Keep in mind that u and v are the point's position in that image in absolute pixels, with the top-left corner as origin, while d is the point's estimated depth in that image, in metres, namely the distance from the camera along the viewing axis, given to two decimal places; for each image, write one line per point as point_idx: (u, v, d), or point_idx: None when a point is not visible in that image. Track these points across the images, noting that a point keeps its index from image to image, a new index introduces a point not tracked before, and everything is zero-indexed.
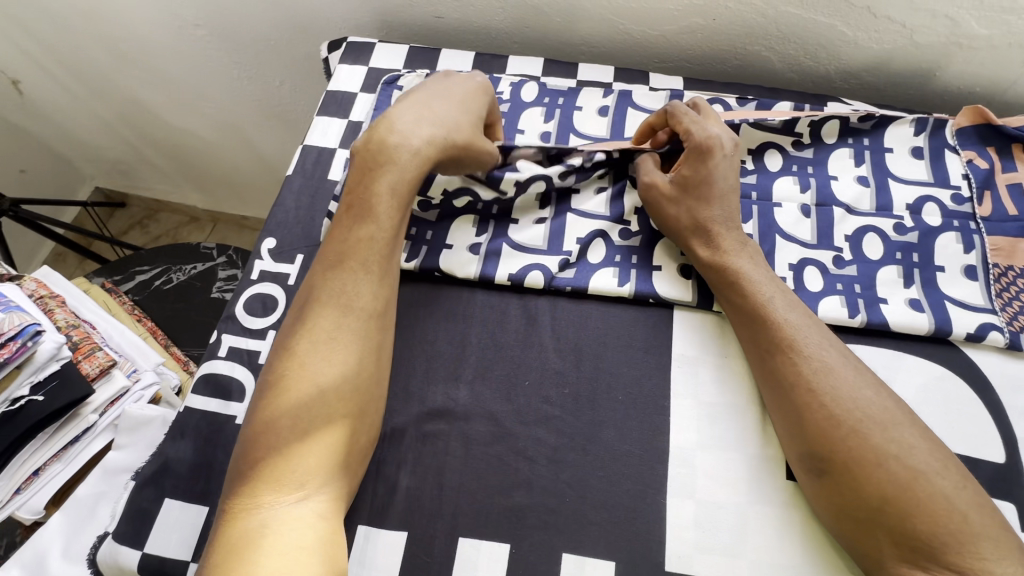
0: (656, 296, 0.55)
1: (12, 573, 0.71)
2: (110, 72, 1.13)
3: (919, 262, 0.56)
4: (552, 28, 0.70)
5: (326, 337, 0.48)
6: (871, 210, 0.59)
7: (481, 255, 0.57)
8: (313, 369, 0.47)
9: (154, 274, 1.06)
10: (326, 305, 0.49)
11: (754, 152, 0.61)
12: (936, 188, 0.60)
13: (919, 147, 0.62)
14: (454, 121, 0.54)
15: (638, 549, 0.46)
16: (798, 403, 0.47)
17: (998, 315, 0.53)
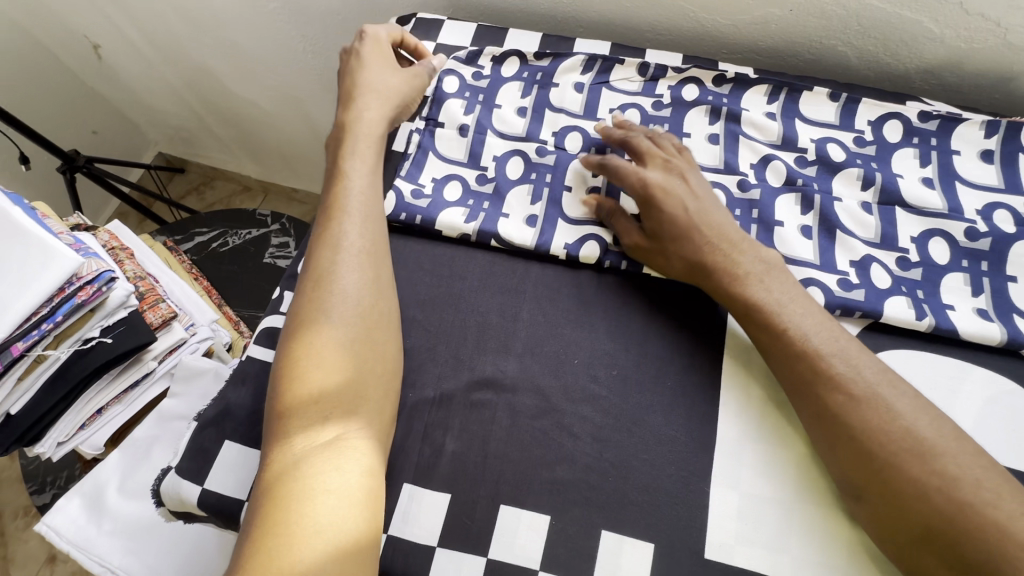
0: None
1: (73, 501, 0.76)
2: (182, 41, 1.18)
3: (987, 271, 0.53)
4: (621, 12, 0.70)
5: (337, 287, 0.50)
6: (942, 211, 0.56)
7: (538, 226, 0.58)
8: (327, 316, 0.49)
9: (212, 236, 1.11)
10: (327, 256, 0.52)
11: (813, 143, 0.60)
12: (1007, 194, 0.57)
13: (991, 150, 0.59)
14: (386, 85, 0.61)
15: (679, 534, 0.46)
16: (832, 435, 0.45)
17: None
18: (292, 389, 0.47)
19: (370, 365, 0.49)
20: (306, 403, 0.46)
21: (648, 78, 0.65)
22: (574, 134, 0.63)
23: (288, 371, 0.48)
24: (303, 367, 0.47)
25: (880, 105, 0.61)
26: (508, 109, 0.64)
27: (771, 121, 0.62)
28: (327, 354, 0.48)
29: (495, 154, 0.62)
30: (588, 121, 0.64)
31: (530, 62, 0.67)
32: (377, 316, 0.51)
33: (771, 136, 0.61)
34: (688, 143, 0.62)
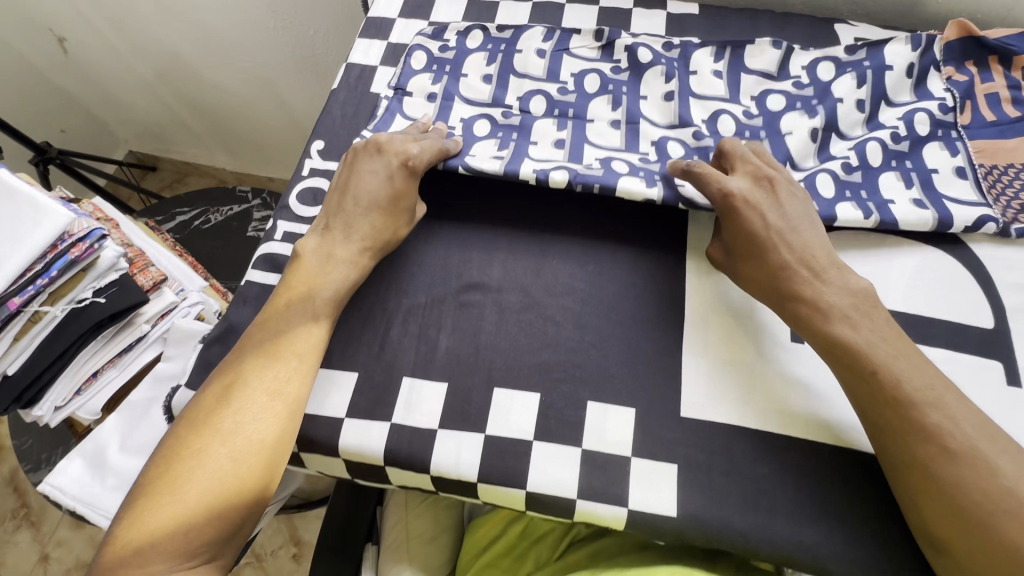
0: (684, 201, 0.56)
1: (74, 461, 0.77)
2: (150, 28, 1.20)
3: (911, 168, 0.60)
4: None
5: (262, 356, 0.50)
6: (864, 132, 0.62)
7: (506, 159, 0.58)
8: (231, 424, 0.48)
9: (193, 215, 1.13)
10: (254, 355, 0.50)
11: (755, 97, 0.64)
12: (924, 102, 0.63)
13: (913, 63, 0.64)
14: (388, 180, 0.56)
15: (656, 398, 0.51)
16: (894, 444, 0.45)
17: (993, 209, 0.57)
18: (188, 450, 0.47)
19: (264, 454, 0.47)
20: (191, 468, 0.46)
21: (604, 43, 0.67)
22: (538, 97, 0.64)
23: (197, 428, 0.48)
24: (210, 426, 0.48)
25: (812, 50, 0.66)
26: (473, 77, 0.65)
27: (718, 79, 0.65)
28: (228, 422, 0.48)
29: (460, 117, 0.63)
30: (547, 83, 0.65)
31: (491, 34, 0.68)
32: (290, 398, 0.50)
33: (719, 91, 0.64)
34: (645, 104, 0.64)
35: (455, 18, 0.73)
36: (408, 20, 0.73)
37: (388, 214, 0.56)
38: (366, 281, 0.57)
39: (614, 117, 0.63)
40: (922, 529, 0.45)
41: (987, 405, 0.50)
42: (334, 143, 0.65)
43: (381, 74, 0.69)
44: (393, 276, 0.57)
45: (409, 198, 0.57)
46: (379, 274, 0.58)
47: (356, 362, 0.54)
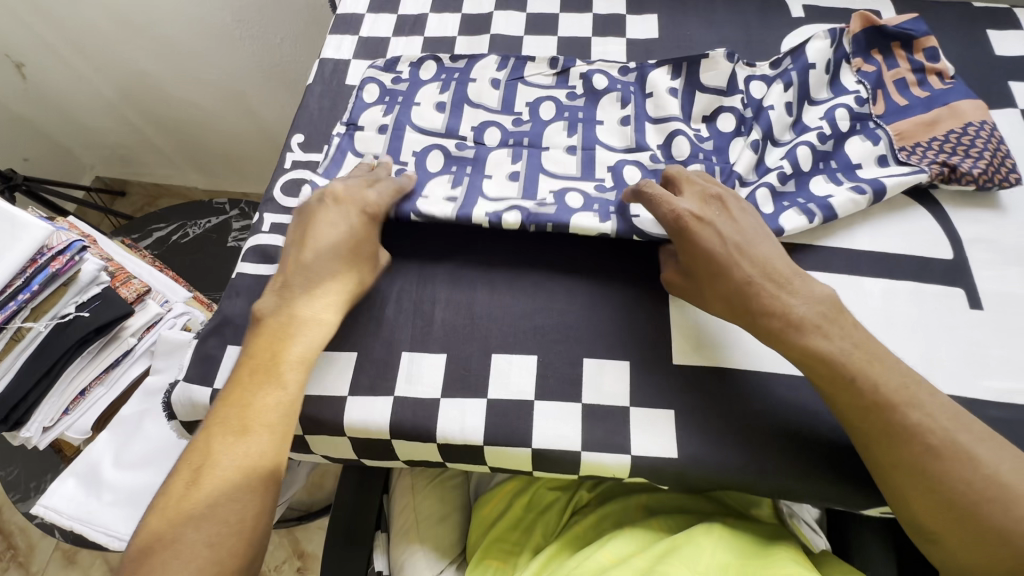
0: (639, 233, 0.55)
1: (68, 481, 0.76)
2: (113, 45, 1.19)
3: (838, 167, 0.60)
4: None
5: (229, 432, 0.47)
6: (792, 138, 0.62)
7: (458, 201, 0.58)
8: (205, 501, 0.44)
9: (170, 230, 1.12)
10: (226, 424, 0.47)
11: (706, 118, 0.64)
12: (840, 98, 0.63)
13: (829, 58, 0.64)
14: (351, 224, 0.54)
15: (649, 349, 0.53)
16: (881, 447, 0.45)
17: (925, 173, 0.57)
18: (157, 542, 0.42)
19: (245, 528, 0.44)
20: (164, 564, 0.41)
21: (559, 71, 0.68)
22: (493, 128, 0.65)
23: (163, 518, 0.43)
24: (179, 513, 0.43)
25: (746, 65, 0.66)
26: (427, 108, 0.67)
27: (671, 98, 0.65)
28: (200, 507, 0.44)
29: (415, 150, 0.64)
30: (501, 113, 0.66)
31: (445, 65, 0.69)
32: (265, 472, 0.46)
33: (671, 110, 0.64)
34: (601, 129, 0.65)
35: (424, 10, 0.75)
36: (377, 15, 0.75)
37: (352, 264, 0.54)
38: None
39: (569, 144, 0.63)
40: (912, 523, 0.44)
41: (954, 328, 0.53)
42: (315, 135, 0.67)
43: (354, 68, 0.71)
44: None
45: (368, 248, 0.55)
46: None
47: (354, 341, 0.55)
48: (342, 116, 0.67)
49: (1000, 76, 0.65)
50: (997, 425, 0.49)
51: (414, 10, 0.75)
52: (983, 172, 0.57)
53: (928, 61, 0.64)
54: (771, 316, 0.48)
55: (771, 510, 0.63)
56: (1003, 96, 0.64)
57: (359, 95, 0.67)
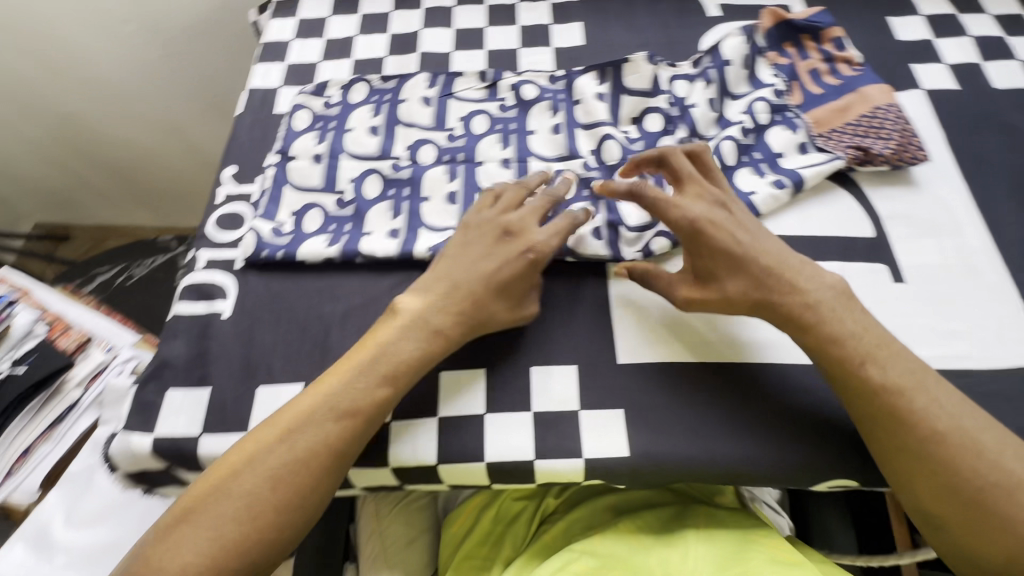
0: (571, 253, 0.57)
1: (13, 547, 0.72)
2: (38, 87, 1.15)
3: (762, 158, 0.62)
4: None
5: (307, 412, 0.47)
6: (717, 132, 0.64)
7: (400, 236, 0.59)
8: (262, 467, 0.45)
9: (114, 273, 1.08)
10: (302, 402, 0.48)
11: (635, 120, 0.66)
12: (759, 91, 0.65)
13: (745, 53, 0.66)
14: (519, 228, 0.54)
15: (595, 351, 0.54)
16: (888, 434, 0.46)
17: (841, 159, 0.60)
18: (224, 478, 0.45)
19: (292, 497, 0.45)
20: (217, 505, 0.44)
21: (489, 83, 0.69)
22: (427, 146, 0.65)
23: (238, 459, 0.46)
24: (244, 463, 0.46)
25: (669, 65, 0.68)
26: (360, 131, 0.66)
27: (600, 103, 0.66)
28: (249, 477, 0.45)
29: (350, 176, 0.64)
30: (435, 131, 0.67)
31: (376, 86, 0.70)
32: (319, 455, 0.46)
33: (600, 114, 0.65)
34: (534, 138, 0.65)
35: (351, 32, 0.75)
36: (304, 40, 0.74)
37: (495, 293, 0.52)
38: (298, 293, 0.58)
39: (503, 156, 0.64)
40: (921, 510, 0.46)
41: (880, 301, 0.55)
42: (248, 167, 0.65)
43: (283, 96, 0.70)
44: (325, 283, 0.58)
45: (524, 281, 0.53)
46: (311, 284, 0.58)
47: (300, 373, 0.54)
48: (274, 145, 0.67)
49: (900, 62, 0.69)
50: None
51: (341, 33, 0.75)
52: (890, 151, 0.60)
53: (836, 50, 0.68)
54: (790, 301, 0.49)
55: (734, 496, 0.65)
56: (906, 80, 0.68)
57: (290, 123, 0.67)
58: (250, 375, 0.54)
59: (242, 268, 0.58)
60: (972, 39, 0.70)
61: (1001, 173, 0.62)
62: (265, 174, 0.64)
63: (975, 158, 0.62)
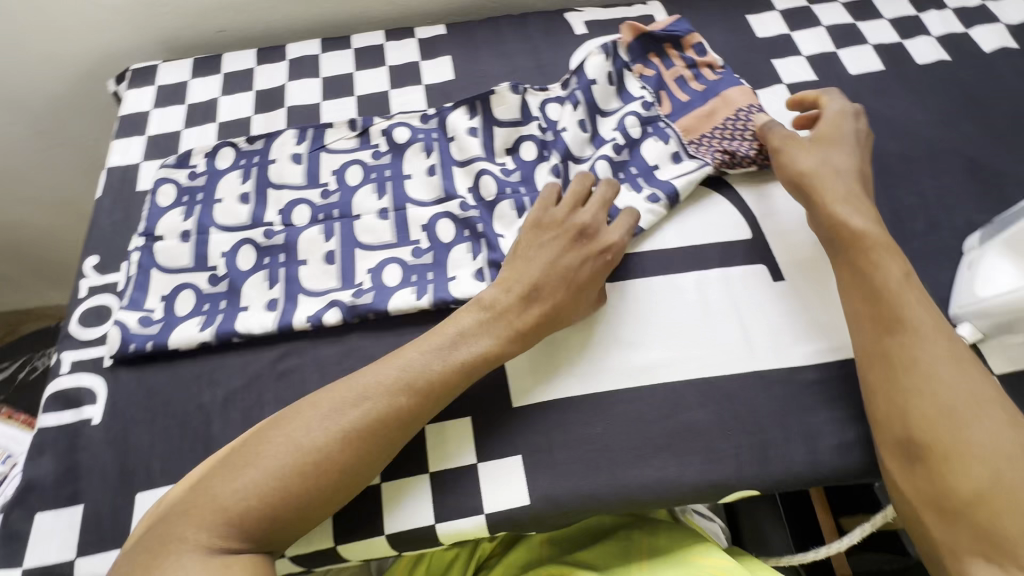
0: (454, 301, 0.56)
1: None
2: None
3: (638, 172, 0.61)
4: (322, 8, 0.79)
5: (374, 381, 0.47)
6: (592, 152, 0.64)
7: (279, 307, 0.57)
8: (328, 427, 0.45)
9: (14, 369, 1.01)
10: (380, 369, 0.48)
11: (510, 150, 0.65)
12: (628, 106, 0.65)
13: (609, 70, 0.67)
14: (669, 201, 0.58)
15: (487, 398, 0.53)
16: (903, 343, 0.46)
17: (709, 165, 0.61)
18: (277, 432, 0.46)
19: (358, 463, 0.45)
20: (268, 454, 0.44)
21: (360, 131, 0.67)
22: (301, 206, 0.63)
23: (297, 415, 0.46)
24: (304, 418, 0.46)
25: (539, 91, 0.67)
26: (229, 201, 0.64)
27: (472, 138, 0.65)
28: (311, 430, 0.45)
29: (221, 250, 0.61)
30: (309, 189, 0.65)
31: (243, 149, 0.67)
32: (388, 425, 0.46)
33: (474, 150, 0.65)
34: (410, 183, 0.64)
35: (213, 93, 0.72)
36: (164, 108, 0.71)
37: (576, 291, 0.53)
38: (173, 384, 0.54)
39: (380, 207, 0.63)
40: (903, 433, 0.45)
41: (763, 305, 0.56)
42: (112, 254, 0.62)
43: (146, 172, 0.67)
44: (201, 369, 0.55)
45: (597, 283, 0.54)
46: (187, 372, 0.55)
47: (180, 471, 0.51)
48: (138, 227, 0.63)
49: (762, 58, 0.71)
50: (812, 387, 0.52)
51: (203, 96, 0.72)
52: (754, 153, 0.62)
53: (698, 56, 0.68)
54: (855, 183, 0.54)
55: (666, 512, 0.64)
56: (768, 76, 0.69)
57: (154, 200, 0.64)
58: (125, 483, 0.50)
59: (110, 366, 0.55)
60: (825, 30, 0.72)
61: None
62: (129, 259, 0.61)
63: None
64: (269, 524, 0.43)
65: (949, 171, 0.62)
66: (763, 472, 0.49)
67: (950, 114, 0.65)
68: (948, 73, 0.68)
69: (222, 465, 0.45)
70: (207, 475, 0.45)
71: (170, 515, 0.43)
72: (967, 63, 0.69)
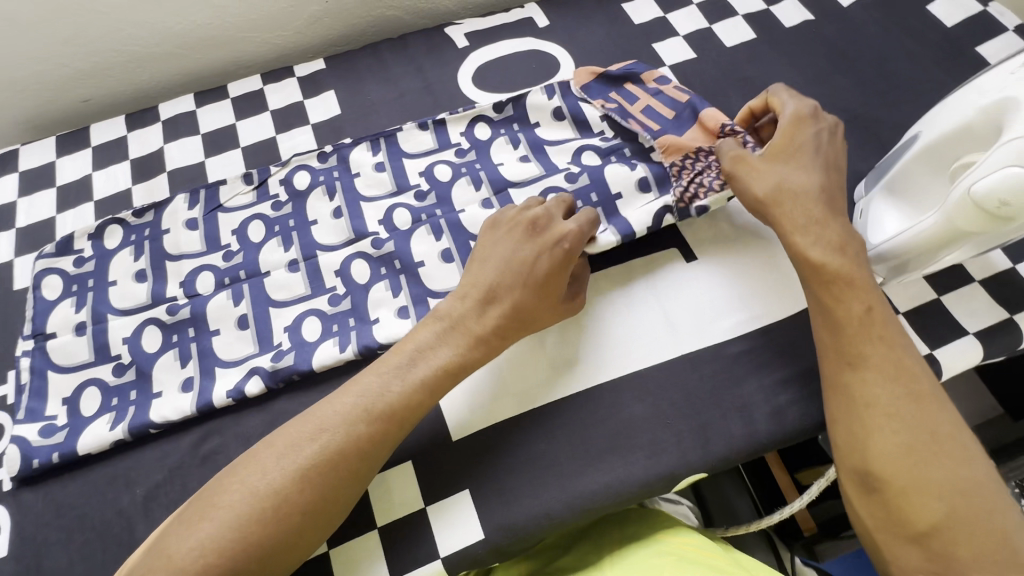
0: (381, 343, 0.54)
1: None
2: None
3: (599, 198, 0.57)
4: (190, 60, 0.75)
5: (328, 417, 0.45)
6: (530, 175, 0.60)
7: (196, 387, 0.53)
8: (283, 476, 0.42)
9: None
10: (331, 408, 0.45)
11: (422, 173, 0.63)
12: (584, 140, 0.62)
13: (558, 104, 0.64)
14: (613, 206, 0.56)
15: (425, 438, 0.51)
16: (865, 377, 0.42)
17: (672, 197, 0.55)
18: (234, 480, 0.43)
19: (320, 508, 0.43)
20: (222, 509, 0.41)
21: (257, 184, 0.64)
22: (205, 274, 0.59)
23: (254, 457, 0.44)
24: (260, 463, 0.43)
25: (463, 114, 0.65)
26: (124, 283, 0.59)
27: (381, 173, 0.63)
28: (264, 481, 0.42)
29: (123, 337, 0.56)
30: (211, 254, 0.60)
31: (131, 223, 0.62)
32: (347, 467, 0.44)
33: (386, 185, 0.63)
34: (317, 229, 0.61)
35: (85, 170, 0.67)
36: (32, 196, 0.66)
37: (534, 295, 0.50)
38: (88, 494, 0.50)
39: (288, 259, 0.59)
40: (861, 464, 0.41)
41: (682, 290, 0.56)
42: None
43: (22, 269, 0.62)
44: (118, 471, 0.51)
45: (556, 280, 0.50)
46: (102, 478, 0.51)
47: None
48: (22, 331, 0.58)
49: (643, 44, 0.72)
50: (739, 359, 0.53)
51: (74, 175, 0.67)
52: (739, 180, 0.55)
53: (663, 86, 0.63)
54: (814, 204, 0.47)
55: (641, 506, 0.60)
56: (652, 61, 0.70)
57: (33, 299, 0.58)
58: None
59: (12, 490, 0.51)
60: (696, 8, 0.74)
61: None
62: (16, 367, 0.56)
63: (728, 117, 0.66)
64: None
65: None
66: (708, 454, 0.49)
67: (823, 71, 0.68)
68: (815, 32, 0.71)
69: (181, 523, 0.42)
70: (166, 535, 0.42)
71: None
72: (830, 19, 0.72)
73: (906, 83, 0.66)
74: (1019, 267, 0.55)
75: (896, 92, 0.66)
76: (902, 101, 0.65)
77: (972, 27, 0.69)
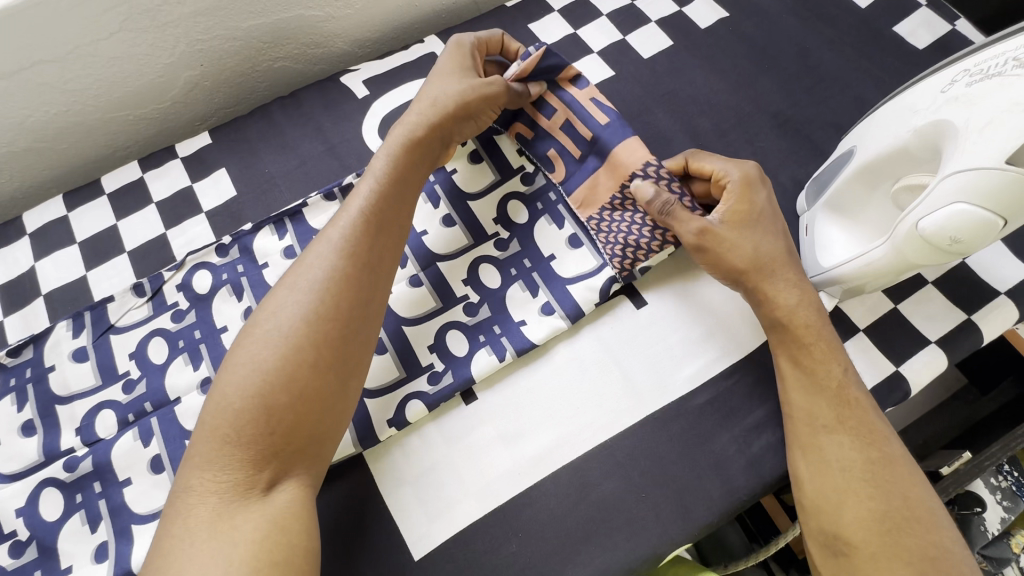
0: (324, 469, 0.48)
1: None
2: None
3: (532, 265, 0.54)
4: (52, 155, 0.65)
5: (316, 248, 0.45)
6: (459, 246, 0.55)
7: (111, 553, 0.47)
8: (293, 301, 0.42)
9: None
10: (322, 235, 0.46)
11: None
12: (506, 182, 0.58)
13: (475, 148, 0.59)
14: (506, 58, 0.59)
15: (384, 564, 0.46)
16: (840, 440, 0.42)
17: (610, 266, 0.53)
18: (249, 337, 0.42)
19: (341, 318, 0.42)
20: (245, 360, 0.41)
21: (150, 294, 0.55)
22: (104, 413, 0.51)
23: (221, 374, 0.41)
24: (271, 307, 0.43)
25: None
26: (10, 441, 0.51)
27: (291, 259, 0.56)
28: (274, 319, 0.42)
29: (15, 508, 0.48)
30: (107, 387, 0.52)
31: (7, 365, 0.53)
32: (355, 271, 0.44)
33: None
34: (228, 336, 0.54)
35: None
36: None
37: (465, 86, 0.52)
38: None
39: (200, 378, 0.52)
40: (829, 528, 0.41)
41: (638, 343, 0.52)
42: None
43: None
44: None
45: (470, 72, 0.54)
46: None
47: None
48: None
49: None
50: (706, 410, 0.49)
51: None
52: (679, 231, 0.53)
53: (576, 91, 0.57)
54: (783, 274, 0.47)
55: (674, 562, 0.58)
56: None
57: None
58: None
59: None
60: (607, 18, 0.69)
61: (684, 142, 0.61)
62: None
63: (656, 137, 0.62)
64: (276, 425, 0.39)
65: (763, 133, 0.61)
66: (688, 523, 0.46)
67: (745, 73, 0.65)
68: (731, 30, 0.68)
69: (189, 460, 0.40)
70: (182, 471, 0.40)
71: (186, 476, 0.39)
72: (745, 14, 0.69)
73: (830, 76, 0.64)
74: (969, 262, 0.53)
75: (822, 88, 0.63)
76: (828, 96, 0.62)
77: (886, 6, 0.67)
